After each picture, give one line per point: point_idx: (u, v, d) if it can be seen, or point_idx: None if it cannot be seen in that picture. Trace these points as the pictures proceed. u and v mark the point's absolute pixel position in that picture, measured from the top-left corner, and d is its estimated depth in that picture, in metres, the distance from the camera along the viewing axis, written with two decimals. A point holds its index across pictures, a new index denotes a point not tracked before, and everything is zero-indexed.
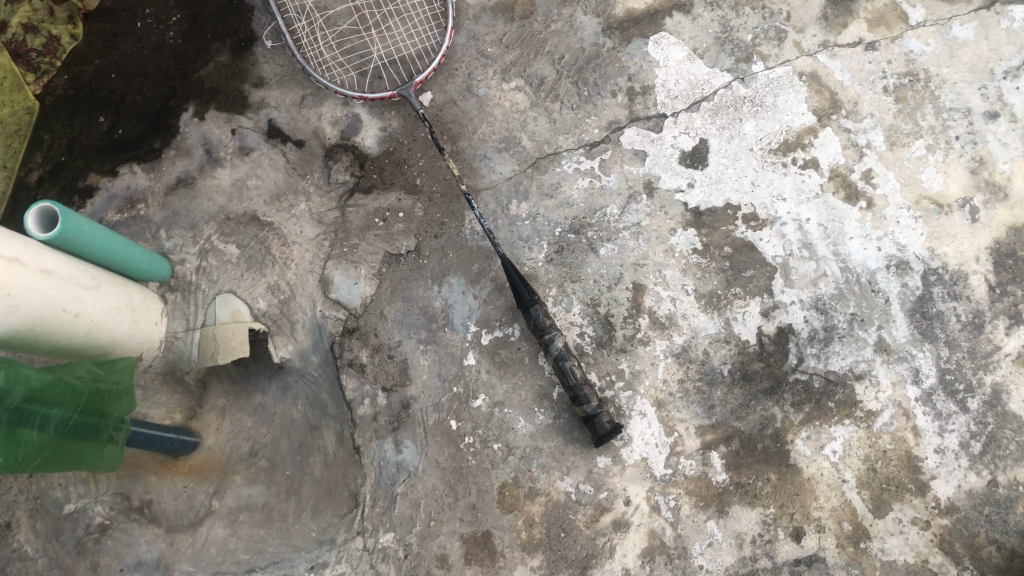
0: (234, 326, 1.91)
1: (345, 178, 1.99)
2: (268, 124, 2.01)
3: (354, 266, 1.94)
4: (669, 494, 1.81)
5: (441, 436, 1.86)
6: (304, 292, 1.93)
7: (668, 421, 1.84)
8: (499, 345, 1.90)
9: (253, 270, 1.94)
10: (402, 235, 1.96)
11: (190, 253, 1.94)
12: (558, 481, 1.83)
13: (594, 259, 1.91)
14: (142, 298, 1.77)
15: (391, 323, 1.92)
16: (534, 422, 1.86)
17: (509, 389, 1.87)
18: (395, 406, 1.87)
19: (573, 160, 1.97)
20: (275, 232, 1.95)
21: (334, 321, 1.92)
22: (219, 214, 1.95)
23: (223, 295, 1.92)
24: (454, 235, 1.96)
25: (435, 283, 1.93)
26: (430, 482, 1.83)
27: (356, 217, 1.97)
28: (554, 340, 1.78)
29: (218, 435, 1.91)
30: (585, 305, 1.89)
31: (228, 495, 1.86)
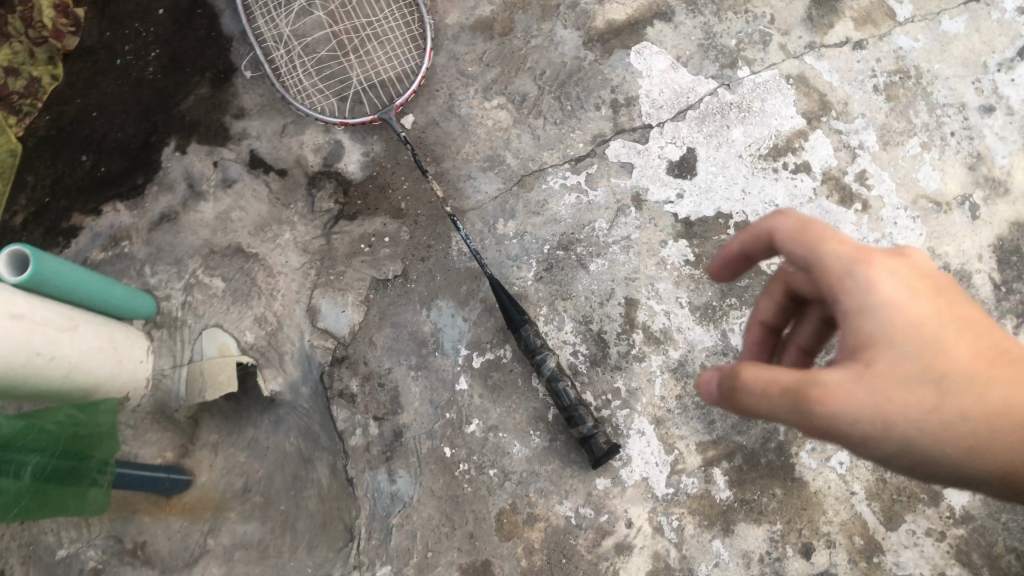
0: (222, 361, 1.85)
1: (329, 206, 1.96)
2: (250, 154, 1.99)
3: (341, 294, 1.91)
4: (671, 514, 1.75)
5: (436, 463, 1.81)
6: (291, 322, 1.90)
7: (668, 438, 1.79)
8: (491, 368, 1.86)
9: (239, 302, 1.91)
10: (389, 260, 1.93)
11: (176, 288, 1.91)
12: (557, 506, 1.78)
13: (584, 274, 1.87)
14: (125, 336, 1.75)
15: (381, 350, 1.88)
16: (529, 445, 1.81)
17: (503, 413, 1.83)
18: (388, 435, 1.83)
19: (559, 176, 1.93)
20: (260, 262, 1.93)
21: (323, 351, 1.89)
22: (204, 247, 1.93)
23: (210, 329, 1.89)
24: (442, 257, 1.93)
25: (424, 307, 1.90)
26: (425, 512, 1.79)
27: (341, 244, 1.94)
28: (547, 360, 1.74)
29: (211, 472, 1.90)
30: (577, 323, 1.84)
31: (222, 533, 1.84)
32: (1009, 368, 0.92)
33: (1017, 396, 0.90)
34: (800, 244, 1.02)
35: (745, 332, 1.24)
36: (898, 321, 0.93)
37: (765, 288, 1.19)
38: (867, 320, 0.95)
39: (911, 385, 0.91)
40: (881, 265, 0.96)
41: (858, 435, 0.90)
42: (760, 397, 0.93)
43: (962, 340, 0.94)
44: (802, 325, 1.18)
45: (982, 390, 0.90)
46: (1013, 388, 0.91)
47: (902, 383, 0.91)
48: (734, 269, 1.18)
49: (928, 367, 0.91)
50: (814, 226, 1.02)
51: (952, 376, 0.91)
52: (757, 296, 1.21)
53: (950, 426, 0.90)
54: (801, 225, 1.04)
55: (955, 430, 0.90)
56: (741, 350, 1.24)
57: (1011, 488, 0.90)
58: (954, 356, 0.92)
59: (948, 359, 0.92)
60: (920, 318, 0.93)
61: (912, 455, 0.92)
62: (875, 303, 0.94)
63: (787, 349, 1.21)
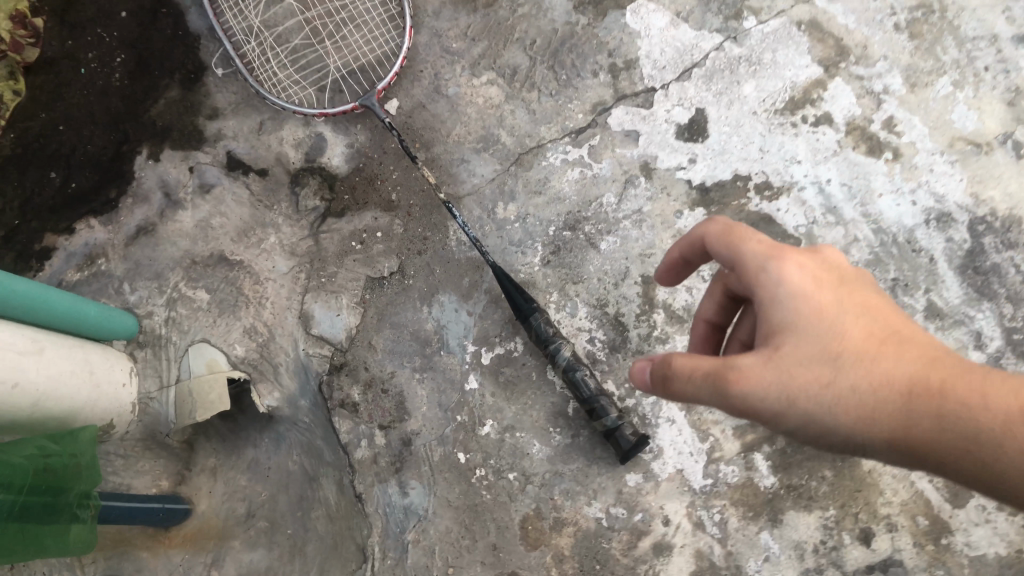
0: (211, 379, 1.70)
1: (315, 203, 1.83)
2: (228, 156, 1.86)
3: (334, 296, 1.77)
4: (712, 507, 1.60)
5: (450, 471, 1.66)
6: (284, 331, 1.77)
7: (701, 425, 1.63)
8: (502, 363, 1.71)
9: (226, 314, 1.77)
10: (383, 256, 1.78)
11: (158, 305, 1.78)
12: (586, 507, 1.62)
13: (595, 255, 1.72)
14: (103, 359, 1.61)
15: (382, 353, 1.74)
16: (550, 444, 1.66)
17: (519, 411, 1.68)
18: (396, 444, 1.69)
19: (559, 151, 1.78)
20: (246, 270, 1.79)
21: (320, 360, 1.74)
22: (185, 259, 1.80)
23: (197, 345, 1.75)
24: (440, 249, 1.78)
25: (424, 304, 1.76)
26: (443, 525, 1.64)
27: (331, 243, 1.80)
28: (562, 348, 1.60)
29: (211, 498, 1.79)
30: (592, 308, 1.69)
31: (227, 563, 1.73)
32: (896, 344, 1.03)
33: (899, 366, 1.01)
34: (726, 246, 1.15)
35: (693, 330, 1.37)
36: (801, 308, 1.06)
37: (709, 289, 1.32)
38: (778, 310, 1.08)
39: (808, 363, 1.03)
40: (791, 261, 1.09)
41: (764, 409, 1.03)
42: (686, 381, 1.08)
43: (857, 323, 1.06)
44: (743, 321, 1.27)
45: (867, 366, 1.02)
46: (898, 361, 1.02)
47: (800, 363, 1.03)
48: (680, 273, 1.32)
49: (823, 346, 1.04)
50: (738, 229, 1.14)
51: (843, 352, 1.03)
52: (703, 297, 1.34)
53: (841, 399, 1.02)
54: (728, 230, 1.17)
55: (845, 400, 1.02)
56: (691, 347, 1.37)
57: (900, 452, 0.99)
58: (848, 336, 1.04)
59: (842, 339, 1.04)
60: (822, 304, 1.06)
61: (818, 426, 1.04)
62: (783, 294, 1.07)
63: (732, 344, 1.28)
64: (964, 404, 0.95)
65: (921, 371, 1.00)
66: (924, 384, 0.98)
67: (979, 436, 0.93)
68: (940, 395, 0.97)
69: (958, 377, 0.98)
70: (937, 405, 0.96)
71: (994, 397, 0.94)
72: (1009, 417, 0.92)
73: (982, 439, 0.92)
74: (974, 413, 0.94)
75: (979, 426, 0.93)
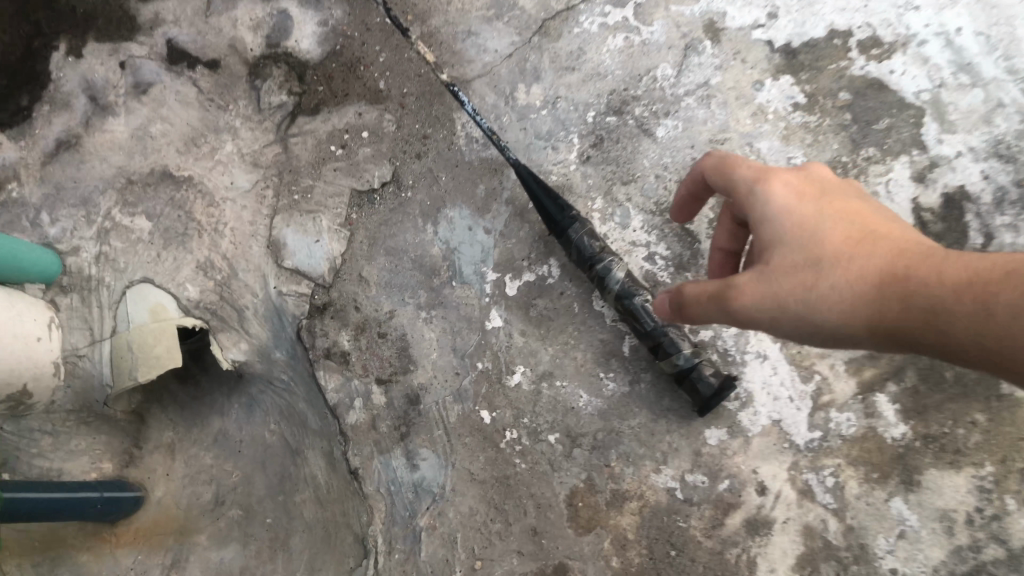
0: (157, 329, 1.31)
1: (280, 98, 1.41)
2: (169, 47, 1.43)
3: (311, 217, 1.36)
4: (823, 469, 1.20)
5: (471, 435, 1.27)
6: (248, 265, 1.36)
7: (803, 360, 1.24)
8: (533, 293, 1.31)
9: (173, 246, 1.37)
10: (370, 162, 1.38)
11: (86, 238, 1.37)
12: (654, 476, 1.22)
13: (651, 145, 1.30)
14: (9, 304, 1.21)
15: (376, 289, 1.34)
16: (602, 395, 1.26)
17: (558, 353, 1.28)
18: (399, 403, 1.29)
19: (595, 13, 1.36)
20: (196, 188, 1.39)
21: (297, 301, 1.34)
22: (119, 178, 1.40)
23: (138, 287, 1.34)
24: (444, 149, 1.37)
25: (428, 222, 1.36)
26: (465, 506, 1.24)
27: (304, 150, 1.39)
28: (613, 268, 1.19)
29: (170, 482, 1.40)
30: (649, 215, 1.27)
31: (191, 564, 1.35)
32: (883, 239, 0.82)
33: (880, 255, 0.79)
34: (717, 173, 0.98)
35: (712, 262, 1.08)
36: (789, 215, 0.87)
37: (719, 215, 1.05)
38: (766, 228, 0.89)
39: (795, 269, 0.83)
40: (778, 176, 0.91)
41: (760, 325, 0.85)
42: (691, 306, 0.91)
43: (843, 224, 0.85)
44: None
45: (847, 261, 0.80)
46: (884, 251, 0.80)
47: (787, 269, 0.83)
48: (691, 210, 1.09)
49: (804, 249, 0.83)
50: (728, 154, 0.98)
51: (827, 251, 0.82)
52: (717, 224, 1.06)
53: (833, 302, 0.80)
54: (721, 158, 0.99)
55: (830, 302, 0.80)
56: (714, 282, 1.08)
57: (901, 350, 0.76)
58: (833, 236, 0.83)
59: (825, 240, 0.83)
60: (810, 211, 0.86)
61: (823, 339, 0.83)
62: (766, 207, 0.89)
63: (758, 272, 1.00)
64: (938, 278, 0.72)
65: (900, 258, 0.78)
66: (904, 268, 0.76)
67: (959, 310, 0.70)
68: (916, 277, 0.75)
69: (938, 254, 0.75)
70: (914, 287, 0.74)
71: (966, 263, 0.72)
72: (984, 277, 0.69)
73: (959, 311, 0.70)
74: (947, 285, 0.71)
75: (955, 298, 0.70)
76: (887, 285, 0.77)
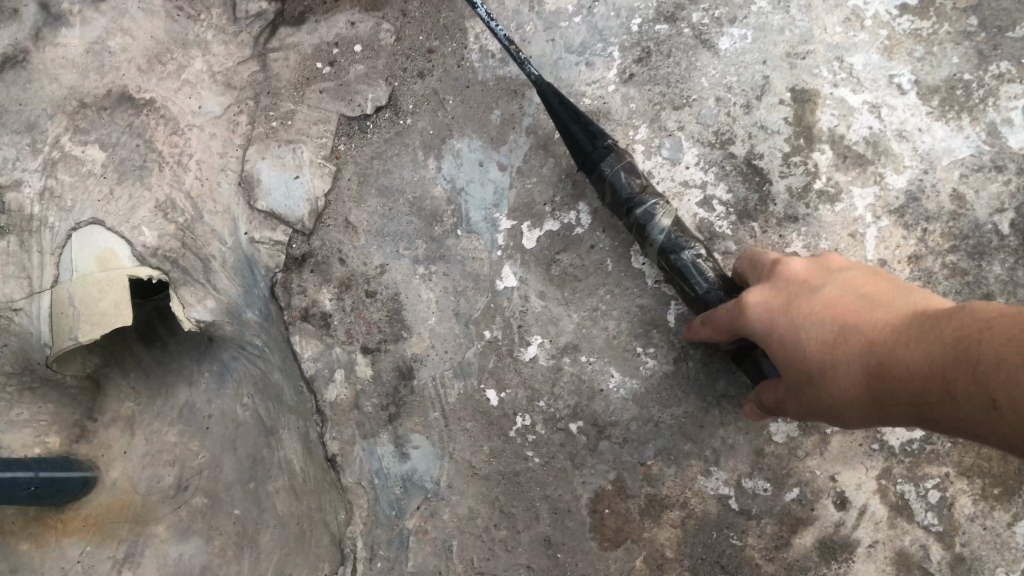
0: (105, 279, 1.09)
1: (259, 5, 1.18)
2: None
3: (290, 148, 1.12)
4: (925, 479, 0.92)
5: (474, 420, 1.02)
6: (214, 207, 1.13)
7: None
8: (557, 247, 1.05)
9: (129, 181, 1.14)
10: (362, 82, 1.14)
11: (30, 170, 1.16)
12: (701, 480, 0.96)
13: (710, 59, 1.03)
14: None
15: (365, 237, 1.10)
16: (638, 375, 1.00)
17: (586, 321, 1.03)
18: (388, 377, 1.05)
19: None
20: (158, 113, 1.16)
21: (271, 251, 1.10)
22: (69, 99, 1.17)
23: (86, 229, 1.13)
24: (452, 66, 1.12)
25: (429, 157, 1.11)
26: (465, 507, 1.00)
27: (285, 68, 1.16)
28: (658, 214, 0.92)
29: (127, 461, 1.21)
30: (705, 147, 1.00)
31: (145, 562, 1.15)
32: (863, 319, 0.67)
33: (856, 348, 0.65)
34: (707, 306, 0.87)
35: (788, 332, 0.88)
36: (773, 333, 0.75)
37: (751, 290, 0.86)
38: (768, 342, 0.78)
39: (802, 381, 0.72)
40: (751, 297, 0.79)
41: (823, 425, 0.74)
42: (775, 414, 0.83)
43: (825, 318, 0.71)
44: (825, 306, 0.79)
45: (832, 367, 0.67)
46: (858, 342, 0.65)
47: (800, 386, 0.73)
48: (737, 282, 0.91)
49: (798, 365, 0.72)
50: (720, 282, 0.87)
51: (813, 359, 0.70)
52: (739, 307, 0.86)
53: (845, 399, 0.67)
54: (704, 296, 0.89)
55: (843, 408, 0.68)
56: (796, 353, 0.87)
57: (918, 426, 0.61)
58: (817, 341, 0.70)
59: (809, 350, 0.71)
60: (787, 319, 0.74)
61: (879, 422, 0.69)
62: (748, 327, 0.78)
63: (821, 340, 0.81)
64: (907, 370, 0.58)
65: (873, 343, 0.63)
66: (874, 362, 0.62)
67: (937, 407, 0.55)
68: (886, 369, 0.61)
69: (904, 330, 0.61)
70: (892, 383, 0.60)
71: (917, 346, 0.57)
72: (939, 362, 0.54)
73: (941, 408, 0.55)
74: (912, 376, 0.57)
75: (928, 391, 0.55)
76: (873, 389, 0.63)
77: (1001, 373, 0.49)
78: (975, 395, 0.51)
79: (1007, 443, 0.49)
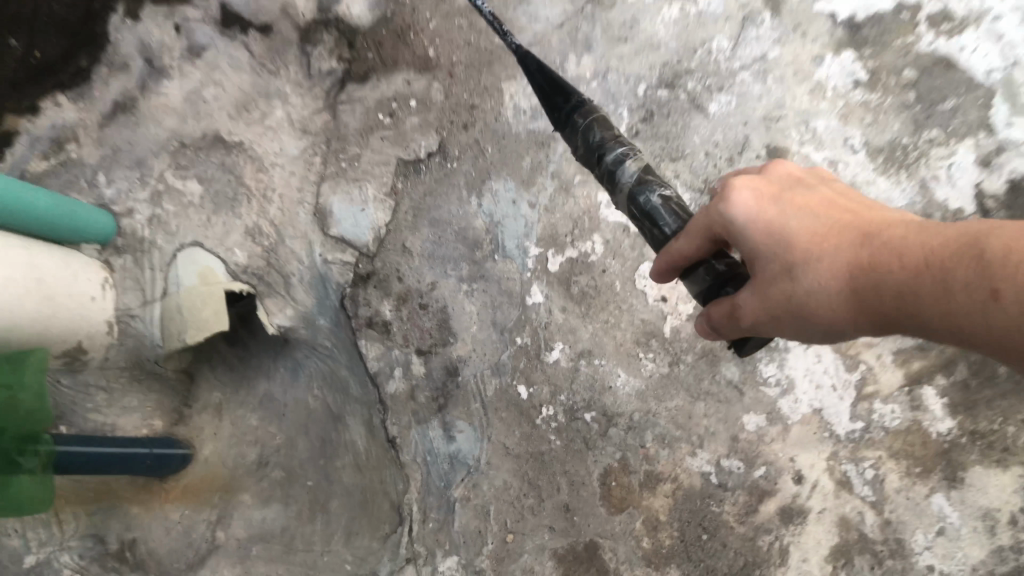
0: (207, 294, 1.35)
1: (330, 65, 1.42)
2: (222, 9, 1.42)
3: (357, 185, 1.37)
4: (863, 461, 1.18)
5: (507, 410, 1.27)
6: (295, 232, 1.37)
7: (850, 349, 1.20)
8: (575, 271, 1.31)
9: (224, 211, 1.38)
10: (417, 132, 1.38)
11: (140, 200, 1.39)
12: (689, 459, 1.22)
13: (702, 120, 1.27)
14: (67, 265, 1.25)
15: (419, 260, 1.34)
16: (640, 375, 1.25)
17: (599, 331, 1.27)
18: (438, 375, 1.30)
19: None
20: (246, 154, 1.40)
21: (341, 269, 1.35)
22: (171, 140, 1.40)
23: (188, 250, 1.37)
24: (491, 121, 1.37)
25: (472, 195, 1.36)
26: (500, 480, 1.25)
27: (352, 117, 1.40)
28: (626, 161, 0.90)
29: (217, 441, 1.45)
30: (697, 194, 1.25)
31: (235, 522, 1.40)
32: (855, 225, 0.79)
33: (848, 245, 0.77)
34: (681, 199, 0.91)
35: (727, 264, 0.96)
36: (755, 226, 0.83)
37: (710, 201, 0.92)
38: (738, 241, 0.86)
39: (772, 278, 0.81)
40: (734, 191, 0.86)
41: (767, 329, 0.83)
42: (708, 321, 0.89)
43: (813, 220, 0.81)
44: None
45: (822, 260, 0.78)
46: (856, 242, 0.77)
47: (770, 282, 0.81)
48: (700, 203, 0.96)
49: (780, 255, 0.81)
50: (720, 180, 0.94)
51: (801, 251, 0.80)
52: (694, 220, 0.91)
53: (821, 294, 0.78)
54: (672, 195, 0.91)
55: (819, 302, 0.78)
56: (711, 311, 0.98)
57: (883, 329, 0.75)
58: (802, 237, 0.81)
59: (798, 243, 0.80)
60: (773, 216, 0.83)
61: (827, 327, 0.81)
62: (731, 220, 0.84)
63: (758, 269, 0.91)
64: (902, 266, 0.71)
65: (874, 244, 0.75)
66: (873, 260, 0.74)
67: (925, 295, 0.69)
68: (888, 267, 0.73)
69: (907, 234, 0.73)
70: (882, 277, 0.73)
71: (925, 247, 0.70)
72: (946, 258, 0.68)
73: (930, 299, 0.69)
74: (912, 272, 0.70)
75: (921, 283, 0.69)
76: (863, 282, 0.75)
77: (1010, 271, 0.63)
78: (983, 288, 0.65)
79: (993, 331, 0.64)
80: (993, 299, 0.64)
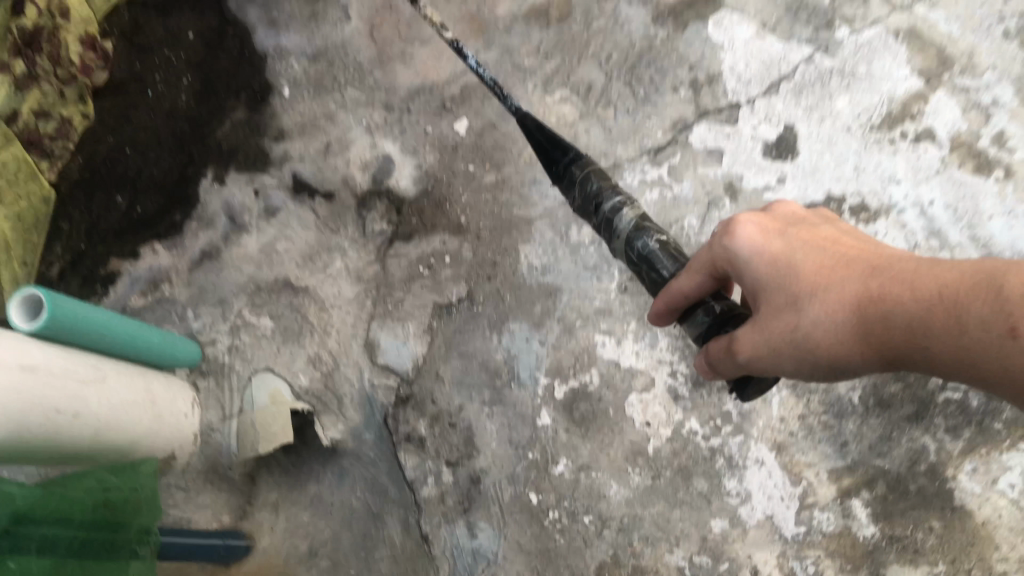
0: (275, 409, 1.64)
1: (381, 227, 1.77)
2: (294, 179, 1.79)
3: (401, 324, 1.70)
4: (806, 558, 1.49)
5: (521, 512, 1.56)
6: (349, 360, 1.70)
7: (793, 467, 1.53)
8: (577, 398, 1.62)
9: (290, 342, 1.70)
10: (451, 281, 1.71)
11: (221, 332, 1.72)
12: (667, 555, 1.51)
13: None
14: (166, 388, 1.55)
15: (449, 385, 1.65)
16: (628, 485, 1.55)
17: (595, 449, 1.58)
18: (464, 482, 1.60)
19: (638, 170, 1.70)
20: (310, 296, 1.73)
21: (386, 392, 1.67)
22: (249, 284, 1.73)
23: (260, 374, 1.68)
24: (510, 275, 1.71)
25: (494, 332, 1.68)
26: (514, 570, 1.54)
27: (397, 268, 1.74)
28: (622, 210, 1.24)
29: (273, 535, 1.65)
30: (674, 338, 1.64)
31: None
32: (851, 263, 1.08)
33: (849, 279, 1.05)
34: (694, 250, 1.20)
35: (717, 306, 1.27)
36: (763, 265, 1.13)
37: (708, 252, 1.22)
38: (743, 276, 1.15)
39: (779, 314, 1.09)
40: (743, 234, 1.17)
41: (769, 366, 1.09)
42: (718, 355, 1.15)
43: (814, 256, 1.11)
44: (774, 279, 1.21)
45: (828, 292, 1.06)
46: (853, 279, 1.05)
47: (777, 316, 1.09)
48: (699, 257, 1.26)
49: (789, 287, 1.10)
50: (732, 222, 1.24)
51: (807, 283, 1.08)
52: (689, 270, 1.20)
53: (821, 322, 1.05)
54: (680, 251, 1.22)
55: (818, 335, 1.05)
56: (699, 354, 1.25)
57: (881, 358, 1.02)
58: (808, 271, 1.09)
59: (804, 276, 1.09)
60: (780, 254, 1.13)
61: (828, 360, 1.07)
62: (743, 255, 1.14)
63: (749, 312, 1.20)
64: (906, 302, 0.98)
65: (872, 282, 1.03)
66: (875, 296, 1.02)
67: (937, 326, 0.95)
68: (892, 298, 1.00)
69: (903, 272, 1.01)
70: (890, 311, 1.00)
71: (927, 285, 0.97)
72: (956, 298, 0.94)
73: (943, 329, 0.95)
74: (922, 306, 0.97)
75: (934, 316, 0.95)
76: (869, 312, 1.02)
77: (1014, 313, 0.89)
78: (1001, 329, 0.89)
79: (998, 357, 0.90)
80: (1010, 335, 0.89)
